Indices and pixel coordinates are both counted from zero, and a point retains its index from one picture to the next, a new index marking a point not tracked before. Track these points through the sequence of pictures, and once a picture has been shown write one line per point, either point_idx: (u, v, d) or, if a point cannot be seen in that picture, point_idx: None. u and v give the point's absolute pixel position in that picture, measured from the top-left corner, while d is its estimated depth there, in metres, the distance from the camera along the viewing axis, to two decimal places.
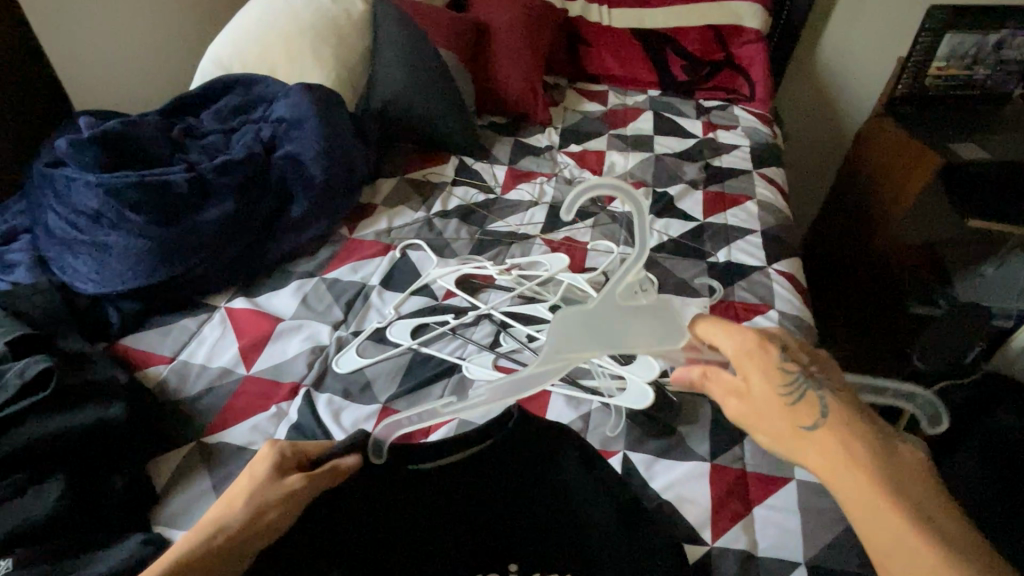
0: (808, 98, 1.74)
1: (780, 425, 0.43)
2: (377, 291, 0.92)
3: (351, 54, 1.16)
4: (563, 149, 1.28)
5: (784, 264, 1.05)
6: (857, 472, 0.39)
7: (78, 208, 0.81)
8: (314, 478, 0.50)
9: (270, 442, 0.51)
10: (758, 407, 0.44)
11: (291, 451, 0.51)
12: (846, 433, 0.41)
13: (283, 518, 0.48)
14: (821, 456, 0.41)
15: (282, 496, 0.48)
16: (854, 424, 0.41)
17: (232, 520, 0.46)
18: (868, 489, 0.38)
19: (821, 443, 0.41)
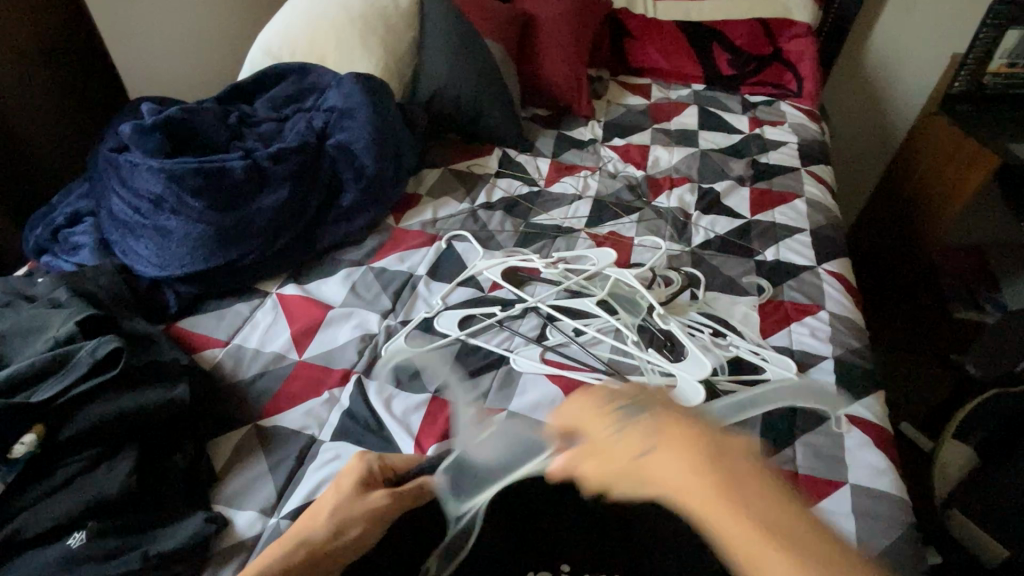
0: (856, 94, 1.69)
1: (617, 463, 0.38)
2: (424, 281, 0.93)
3: (399, 44, 1.17)
4: (607, 143, 1.27)
5: (834, 264, 1.03)
6: (704, 496, 0.34)
7: (140, 192, 0.83)
8: (397, 495, 0.54)
9: (358, 458, 0.59)
10: (609, 450, 0.39)
11: (377, 468, 0.58)
12: (645, 444, 0.37)
13: (368, 532, 0.52)
14: (660, 477, 0.36)
15: (364, 509, 0.53)
16: (628, 437, 0.38)
17: (316, 534, 0.51)
18: (711, 499, 0.33)
19: (648, 465, 0.37)
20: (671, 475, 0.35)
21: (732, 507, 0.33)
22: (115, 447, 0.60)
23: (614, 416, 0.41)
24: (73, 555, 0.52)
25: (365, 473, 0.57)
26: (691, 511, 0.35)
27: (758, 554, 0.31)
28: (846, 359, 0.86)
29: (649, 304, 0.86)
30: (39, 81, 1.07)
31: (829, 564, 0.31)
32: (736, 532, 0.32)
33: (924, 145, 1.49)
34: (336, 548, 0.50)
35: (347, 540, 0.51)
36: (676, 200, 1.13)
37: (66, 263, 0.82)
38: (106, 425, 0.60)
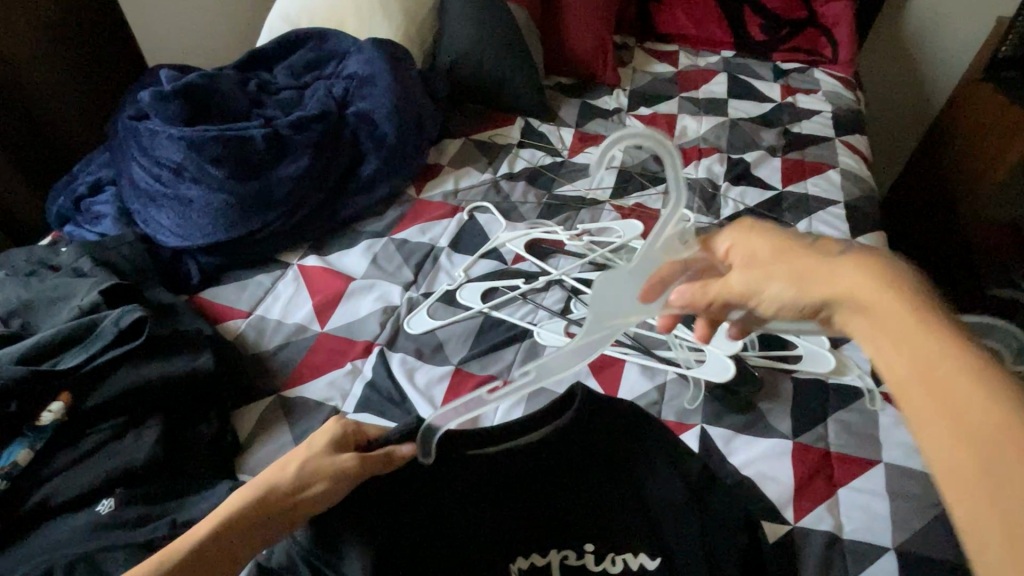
0: (894, 60, 1.62)
1: (812, 269, 0.38)
2: (446, 253, 0.91)
3: (420, 10, 1.13)
4: (632, 112, 1.23)
5: (870, 237, 0.99)
6: (941, 359, 0.30)
7: (161, 161, 0.83)
8: (367, 461, 0.48)
9: (337, 417, 0.52)
10: (769, 257, 0.41)
11: (353, 430, 0.52)
12: (901, 290, 0.33)
13: (328, 495, 0.47)
14: (868, 304, 0.34)
15: (334, 469, 0.47)
16: (910, 286, 0.33)
17: (281, 481, 0.47)
18: (945, 365, 0.30)
19: (862, 292, 0.34)
20: (901, 315, 0.32)
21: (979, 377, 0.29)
22: (144, 417, 0.60)
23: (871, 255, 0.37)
24: (101, 521, 0.52)
25: (343, 432, 0.51)
26: (859, 326, 0.35)
27: (978, 424, 0.28)
28: None
29: None
30: (60, 49, 1.06)
31: (1012, 393, 0.28)
32: (953, 393, 0.29)
33: (965, 114, 1.42)
34: (290, 505, 0.46)
35: (306, 496, 0.46)
36: (705, 171, 1.09)
37: (88, 232, 0.82)
38: (132, 395, 0.60)
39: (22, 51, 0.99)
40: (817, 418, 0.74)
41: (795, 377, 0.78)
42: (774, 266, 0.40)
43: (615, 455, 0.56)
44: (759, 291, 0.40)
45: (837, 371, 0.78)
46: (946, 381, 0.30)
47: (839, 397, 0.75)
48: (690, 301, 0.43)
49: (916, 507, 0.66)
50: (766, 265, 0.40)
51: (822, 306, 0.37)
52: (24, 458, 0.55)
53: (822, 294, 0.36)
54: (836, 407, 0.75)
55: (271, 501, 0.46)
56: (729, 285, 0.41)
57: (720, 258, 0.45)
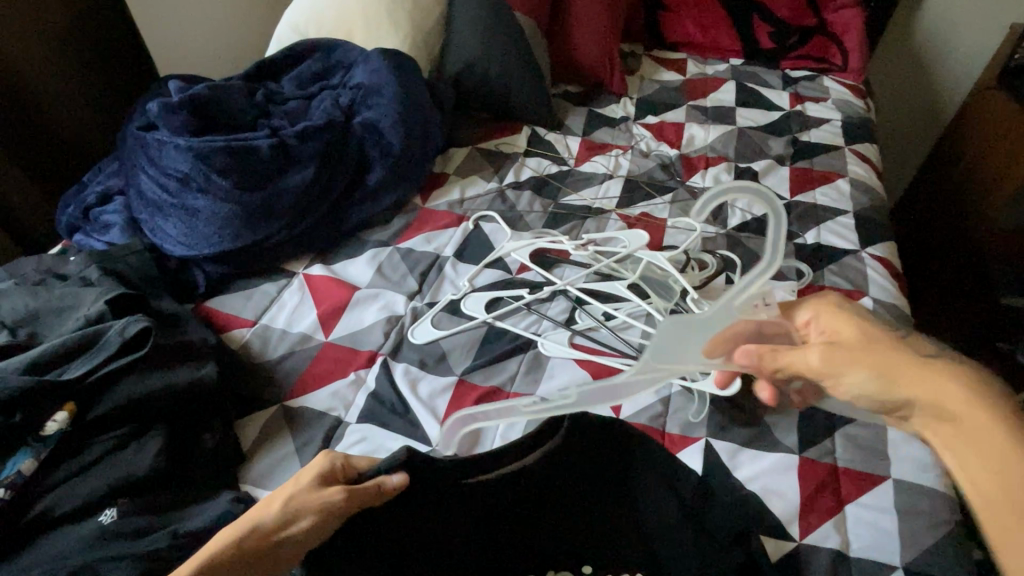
0: (906, 68, 1.60)
1: (894, 361, 0.43)
2: (451, 263, 0.91)
3: (427, 19, 1.14)
4: (639, 121, 1.23)
5: (879, 248, 0.98)
6: (1006, 455, 0.37)
7: (169, 171, 0.83)
8: (355, 495, 0.48)
9: (324, 453, 0.51)
10: (858, 342, 0.46)
11: (341, 465, 0.51)
12: (984, 399, 0.39)
13: (316, 529, 0.47)
14: (934, 403, 0.41)
15: (321, 505, 0.47)
16: (988, 395, 0.39)
17: (265, 521, 0.46)
18: (1021, 475, 0.36)
19: (945, 399, 0.40)
20: (978, 421, 0.38)
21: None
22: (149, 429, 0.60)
23: (948, 358, 0.43)
24: (106, 529, 0.53)
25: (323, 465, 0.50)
26: (933, 423, 0.41)
27: None
28: None
29: (682, 288, 0.84)
30: (72, 60, 1.08)
31: None
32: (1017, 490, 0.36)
33: (979, 122, 1.40)
34: (273, 549, 0.46)
35: (295, 534, 0.46)
36: (712, 180, 1.09)
37: (97, 242, 0.83)
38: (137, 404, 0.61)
39: (33, 62, 1.01)
40: (825, 432, 0.73)
41: None
42: (858, 354, 0.44)
43: (608, 472, 0.58)
44: (839, 375, 0.45)
45: None
46: (1017, 483, 0.36)
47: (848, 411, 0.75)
48: (758, 360, 0.48)
49: (926, 524, 0.65)
50: (850, 349, 0.45)
51: (904, 403, 0.42)
52: (29, 467, 0.55)
53: (904, 395, 0.42)
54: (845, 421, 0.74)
55: (252, 540, 0.45)
56: (807, 361, 0.47)
57: (798, 328, 0.52)
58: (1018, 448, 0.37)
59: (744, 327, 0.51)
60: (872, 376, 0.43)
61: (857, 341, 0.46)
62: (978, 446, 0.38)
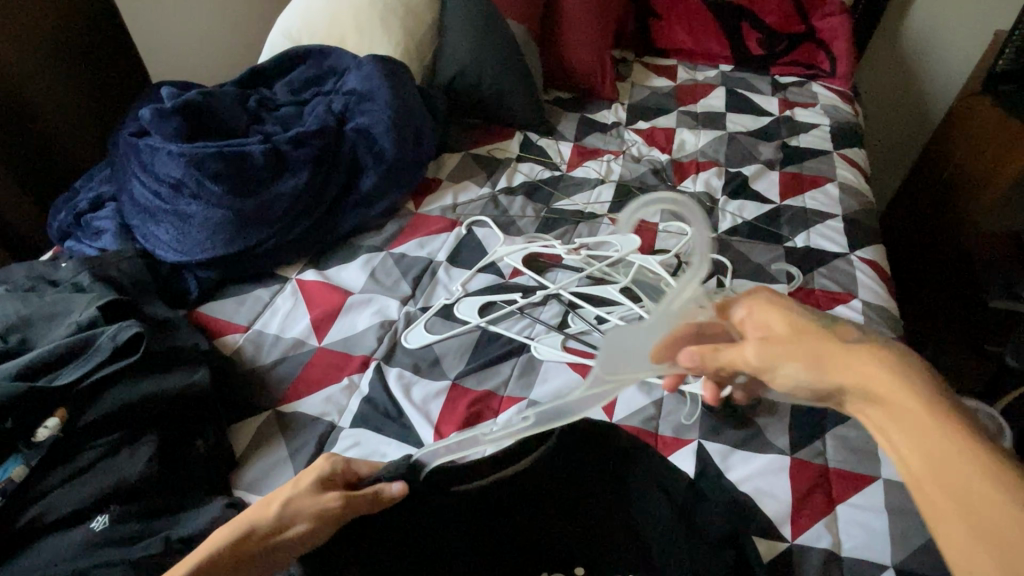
0: (893, 74, 1.62)
1: (825, 350, 0.42)
2: (443, 267, 0.91)
3: (419, 26, 1.15)
4: (630, 126, 1.24)
5: (868, 251, 0.99)
6: (937, 432, 0.35)
7: (161, 177, 0.83)
8: (354, 500, 0.48)
9: (326, 453, 0.51)
10: (784, 334, 0.45)
11: (341, 469, 0.51)
12: (909, 378, 0.38)
13: (314, 534, 0.46)
14: (864, 389, 0.40)
15: (318, 510, 0.46)
16: (911, 372, 0.39)
17: (262, 524, 0.46)
18: (958, 457, 0.34)
19: (874, 380, 0.39)
20: (906, 400, 0.37)
21: (958, 442, 0.35)
22: (142, 436, 0.60)
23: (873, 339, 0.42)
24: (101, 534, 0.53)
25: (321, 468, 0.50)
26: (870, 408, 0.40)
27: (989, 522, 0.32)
28: None
29: (674, 291, 0.84)
30: (63, 66, 1.08)
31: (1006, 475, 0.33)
32: (951, 471, 0.34)
33: (965, 127, 1.42)
34: (267, 552, 0.45)
35: (286, 540, 0.45)
36: (703, 185, 1.09)
37: (88, 248, 0.83)
38: (131, 412, 0.60)
39: (25, 68, 1.00)
40: (816, 433, 0.73)
41: None
42: (790, 346, 0.43)
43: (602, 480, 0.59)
44: (773, 369, 0.44)
45: None
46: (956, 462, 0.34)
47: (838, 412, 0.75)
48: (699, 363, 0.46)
49: (917, 523, 0.65)
50: (784, 343, 0.44)
51: (834, 390, 0.42)
52: (19, 475, 0.55)
53: (833, 381, 0.41)
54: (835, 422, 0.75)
55: (247, 543, 0.45)
56: (745, 359, 0.45)
57: (736, 325, 0.50)
58: (945, 426, 0.35)
59: (684, 330, 0.48)
60: (804, 364, 0.42)
61: (783, 332, 0.45)
62: (916, 430, 0.36)
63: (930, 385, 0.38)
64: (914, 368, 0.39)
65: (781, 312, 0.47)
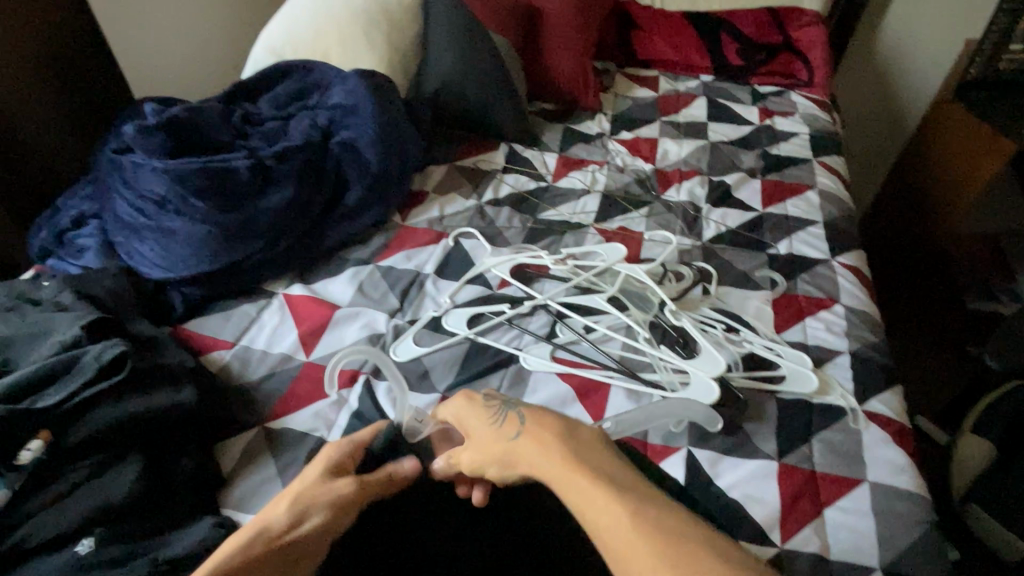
0: (869, 83, 1.66)
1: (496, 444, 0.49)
2: (431, 280, 0.92)
3: (403, 40, 1.15)
4: (614, 136, 1.25)
5: (849, 257, 1.01)
6: (595, 503, 0.39)
7: (145, 193, 0.82)
8: (364, 487, 0.51)
9: (329, 445, 0.54)
10: (478, 433, 0.52)
11: (348, 455, 0.54)
12: (552, 446, 0.45)
13: (332, 522, 0.48)
14: (548, 478, 0.44)
15: (330, 498, 0.49)
16: (548, 441, 0.45)
17: (279, 519, 0.46)
18: (592, 502, 0.39)
19: (535, 463, 0.45)
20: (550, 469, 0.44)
21: (593, 481, 0.40)
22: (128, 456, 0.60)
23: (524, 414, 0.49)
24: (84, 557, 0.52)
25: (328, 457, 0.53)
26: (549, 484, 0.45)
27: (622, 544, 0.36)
28: (862, 355, 0.85)
29: (660, 300, 0.85)
30: (42, 83, 1.07)
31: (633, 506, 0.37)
32: (597, 515, 0.39)
33: (940, 133, 1.46)
34: (288, 546, 0.45)
35: (310, 531, 0.47)
36: (686, 194, 1.11)
37: (71, 266, 0.82)
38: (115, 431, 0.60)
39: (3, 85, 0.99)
40: (802, 438, 0.74)
41: (779, 398, 0.78)
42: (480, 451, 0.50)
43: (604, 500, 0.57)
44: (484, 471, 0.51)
45: (821, 390, 0.79)
46: (593, 501, 0.39)
47: (823, 417, 0.76)
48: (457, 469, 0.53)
49: (901, 525, 0.67)
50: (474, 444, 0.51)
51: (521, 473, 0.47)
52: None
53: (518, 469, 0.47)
54: (821, 426, 0.76)
55: (264, 538, 0.45)
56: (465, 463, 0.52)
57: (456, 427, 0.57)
58: (581, 475, 0.41)
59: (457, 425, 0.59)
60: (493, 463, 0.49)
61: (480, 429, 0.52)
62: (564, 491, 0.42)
63: (593, 452, 0.44)
64: (548, 431, 0.46)
65: (473, 409, 0.54)
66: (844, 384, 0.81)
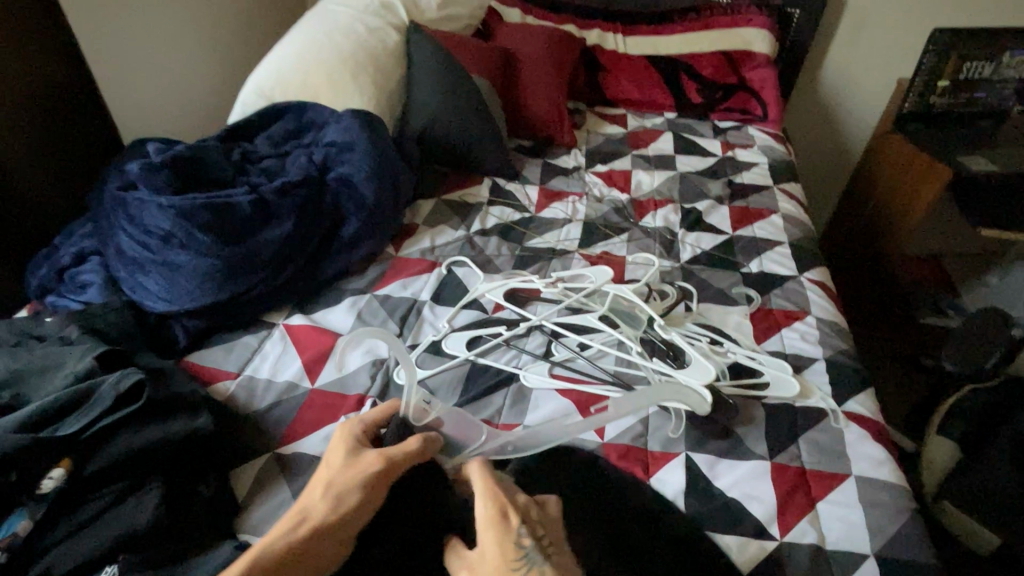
0: (816, 118, 1.80)
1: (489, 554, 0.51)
2: (429, 306, 0.95)
3: (389, 83, 1.22)
4: (590, 169, 1.33)
5: (814, 273, 1.09)
6: None
7: (149, 228, 0.84)
8: (391, 460, 0.54)
9: (344, 429, 0.57)
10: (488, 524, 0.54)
11: (362, 437, 0.57)
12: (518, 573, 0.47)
13: (365, 500, 0.52)
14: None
15: (362, 474, 0.52)
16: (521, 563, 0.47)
17: (317, 510, 0.49)
18: None
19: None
20: None
21: None
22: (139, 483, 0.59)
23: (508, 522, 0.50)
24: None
25: (352, 440, 0.56)
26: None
27: None
28: (836, 360, 0.91)
29: (649, 317, 0.91)
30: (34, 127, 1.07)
31: None
32: None
33: (882, 161, 1.59)
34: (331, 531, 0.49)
35: (346, 510, 0.50)
36: (662, 220, 1.18)
37: (73, 301, 0.82)
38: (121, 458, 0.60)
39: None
40: (790, 438, 0.79)
41: (766, 403, 0.83)
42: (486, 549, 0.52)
43: None
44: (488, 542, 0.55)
45: (802, 394, 0.85)
46: None
47: (807, 418, 0.82)
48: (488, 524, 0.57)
49: (887, 513, 0.72)
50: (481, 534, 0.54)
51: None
52: (24, 528, 0.53)
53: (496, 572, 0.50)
54: (806, 426, 0.81)
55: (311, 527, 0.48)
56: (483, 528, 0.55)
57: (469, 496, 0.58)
58: None
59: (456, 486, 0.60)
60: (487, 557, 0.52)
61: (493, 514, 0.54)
62: None
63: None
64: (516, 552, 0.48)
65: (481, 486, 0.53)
66: (822, 388, 0.86)
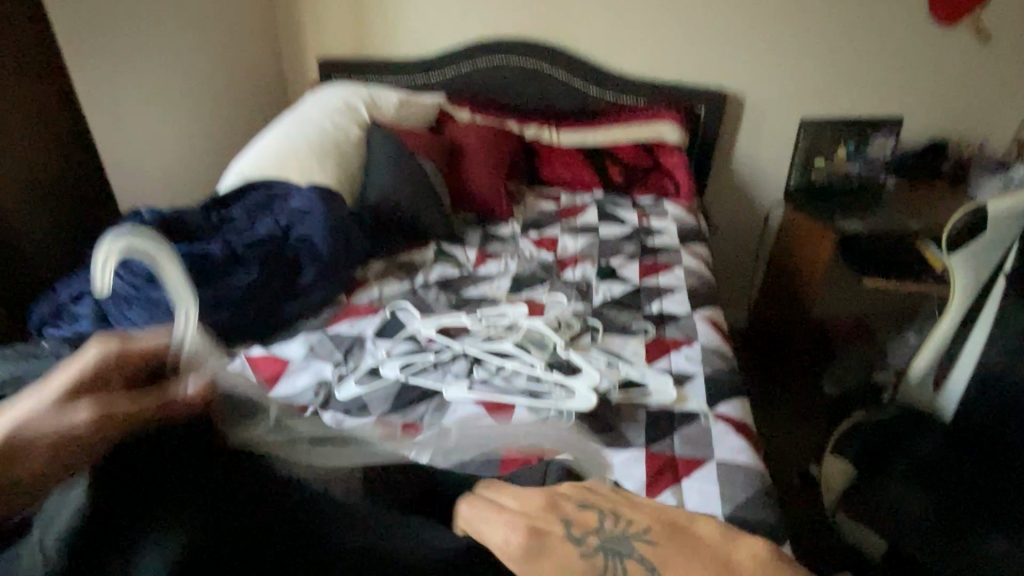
0: (733, 196, 2.07)
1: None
2: (371, 340, 1.12)
3: (349, 166, 1.46)
4: (524, 236, 1.55)
5: (706, 312, 1.28)
6: None
7: (137, 271, 1.02)
8: (137, 416, 0.42)
9: (93, 347, 0.46)
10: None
11: (112, 364, 0.46)
12: None
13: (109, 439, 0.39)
14: None
15: (55, 429, 0.38)
16: None
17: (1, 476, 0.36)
18: None
19: None
20: None
21: None
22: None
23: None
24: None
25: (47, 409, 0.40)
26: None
27: None
28: (713, 376, 1.08)
29: (554, 343, 1.08)
30: None
31: None
32: None
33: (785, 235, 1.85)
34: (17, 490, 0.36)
35: (51, 462, 0.37)
36: (580, 273, 1.39)
37: (67, 331, 0.99)
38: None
39: None
40: (666, 433, 0.94)
41: (649, 407, 0.99)
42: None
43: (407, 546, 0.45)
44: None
45: (680, 401, 1.01)
46: None
47: (682, 418, 0.97)
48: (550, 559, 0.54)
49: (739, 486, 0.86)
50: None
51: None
52: None
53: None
54: (680, 424, 0.96)
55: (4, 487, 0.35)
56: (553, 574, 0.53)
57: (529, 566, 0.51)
58: None
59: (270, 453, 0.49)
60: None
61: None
62: None
63: None
64: None
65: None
66: (699, 396, 1.03)
